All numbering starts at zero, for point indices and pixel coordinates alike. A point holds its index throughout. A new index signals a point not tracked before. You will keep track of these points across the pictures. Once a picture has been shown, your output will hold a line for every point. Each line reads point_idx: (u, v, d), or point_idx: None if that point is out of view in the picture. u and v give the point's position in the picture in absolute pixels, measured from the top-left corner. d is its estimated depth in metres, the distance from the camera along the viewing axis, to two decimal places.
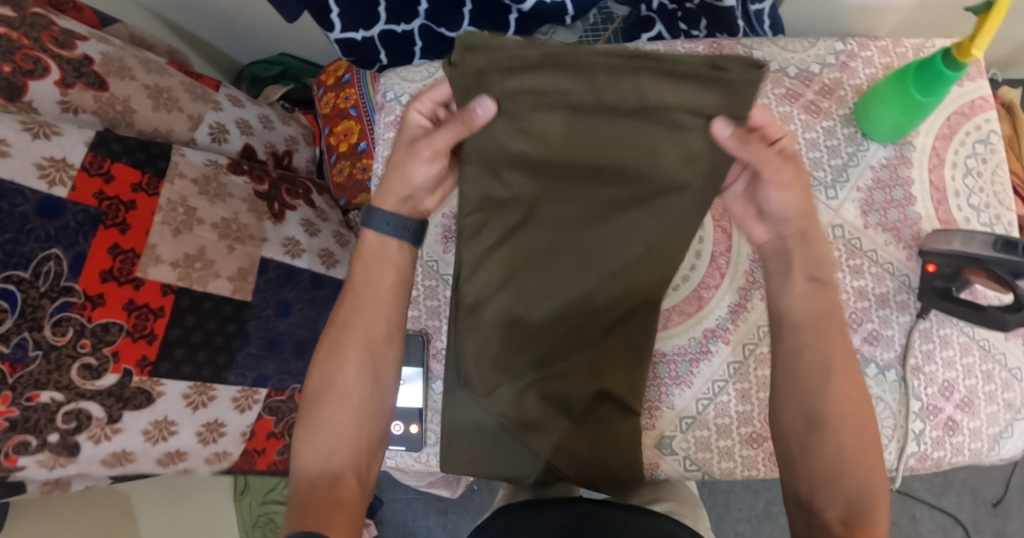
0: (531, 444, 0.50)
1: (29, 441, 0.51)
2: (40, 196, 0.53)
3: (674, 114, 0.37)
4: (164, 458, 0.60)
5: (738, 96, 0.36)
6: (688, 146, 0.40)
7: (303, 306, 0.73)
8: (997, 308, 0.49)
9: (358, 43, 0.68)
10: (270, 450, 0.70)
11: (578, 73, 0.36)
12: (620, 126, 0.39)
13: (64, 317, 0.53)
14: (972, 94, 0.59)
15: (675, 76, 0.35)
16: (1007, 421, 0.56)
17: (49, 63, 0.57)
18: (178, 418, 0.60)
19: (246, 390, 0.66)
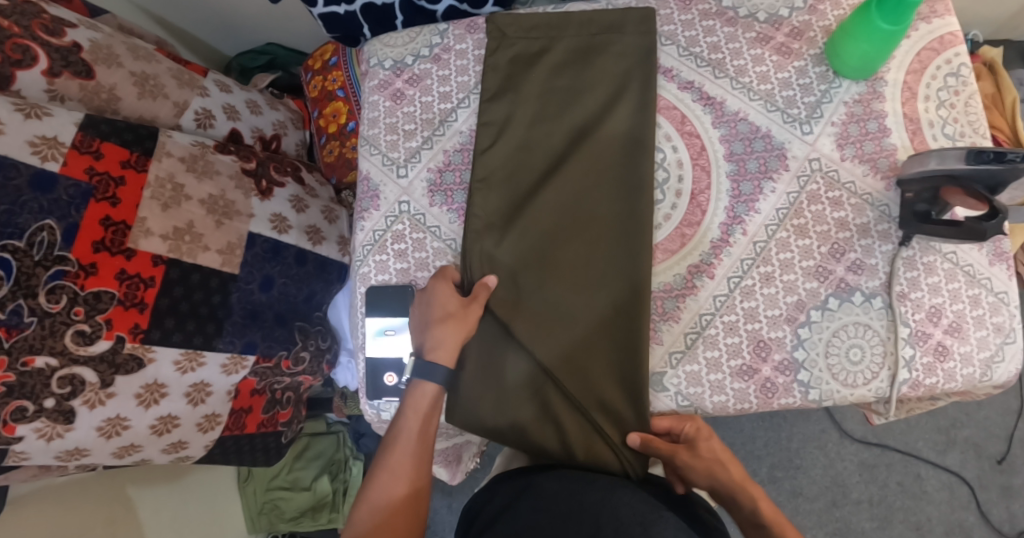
0: (536, 386, 0.53)
1: (26, 406, 0.52)
2: (33, 170, 0.54)
3: (615, 51, 0.58)
4: (157, 425, 0.63)
5: (647, 31, 0.57)
6: (628, 81, 0.57)
7: (284, 281, 0.74)
8: (973, 219, 0.50)
9: (341, 17, 0.72)
10: (256, 408, 0.75)
11: (554, 40, 0.59)
12: (583, 78, 0.58)
13: (58, 284, 0.54)
14: (940, 29, 0.60)
15: (610, 38, 0.58)
16: (997, 344, 0.56)
17: (38, 52, 0.59)
18: (168, 381, 0.63)
19: (235, 356, 0.69)
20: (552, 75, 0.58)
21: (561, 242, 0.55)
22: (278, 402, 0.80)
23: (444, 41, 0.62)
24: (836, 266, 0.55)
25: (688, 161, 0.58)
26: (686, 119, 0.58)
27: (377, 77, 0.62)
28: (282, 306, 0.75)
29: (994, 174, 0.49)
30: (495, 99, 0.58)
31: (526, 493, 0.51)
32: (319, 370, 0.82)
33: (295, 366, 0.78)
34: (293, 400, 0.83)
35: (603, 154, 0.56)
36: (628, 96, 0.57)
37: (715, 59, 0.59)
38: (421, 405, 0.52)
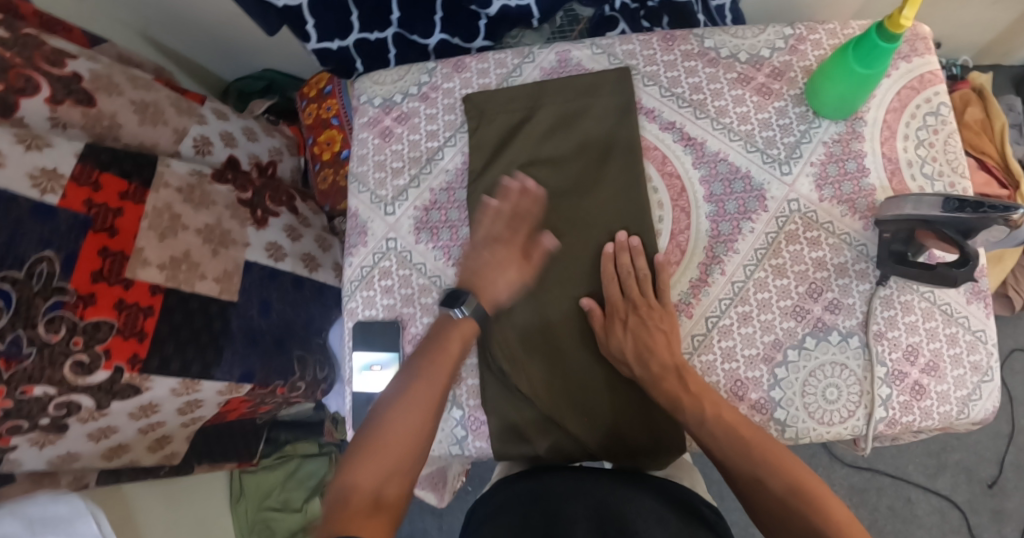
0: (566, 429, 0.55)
1: (21, 424, 0.54)
2: (32, 202, 0.55)
3: (596, 107, 0.60)
4: (145, 427, 0.66)
5: (624, 86, 0.59)
6: (615, 133, 0.59)
7: (284, 305, 0.76)
8: (946, 264, 0.50)
9: (334, 53, 0.74)
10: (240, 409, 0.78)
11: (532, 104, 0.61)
12: (571, 134, 0.59)
13: (57, 315, 0.54)
14: (919, 69, 0.61)
15: (587, 95, 0.60)
16: (974, 384, 0.57)
17: (40, 82, 0.60)
18: (162, 401, 0.64)
19: (231, 384, 0.69)
20: (540, 134, 0.60)
21: (565, 286, 0.58)
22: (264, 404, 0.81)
23: (432, 79, 0.64)
24: (813, 305, 0.56)
25: (669, 201, 0.59)
26: (667, 160, 0.60)
27: (366, 114, 0.64)
28: (281, 332, 0.75)
29: (968, 224, 0.48)
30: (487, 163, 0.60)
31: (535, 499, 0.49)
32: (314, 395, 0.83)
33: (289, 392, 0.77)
34: (280, 403, 0.82)
35: (597, 203, 0.58)
36: (618, 148, 0.58)
37: (697, 99, 0.60)
38: (462, 331, 0.54)
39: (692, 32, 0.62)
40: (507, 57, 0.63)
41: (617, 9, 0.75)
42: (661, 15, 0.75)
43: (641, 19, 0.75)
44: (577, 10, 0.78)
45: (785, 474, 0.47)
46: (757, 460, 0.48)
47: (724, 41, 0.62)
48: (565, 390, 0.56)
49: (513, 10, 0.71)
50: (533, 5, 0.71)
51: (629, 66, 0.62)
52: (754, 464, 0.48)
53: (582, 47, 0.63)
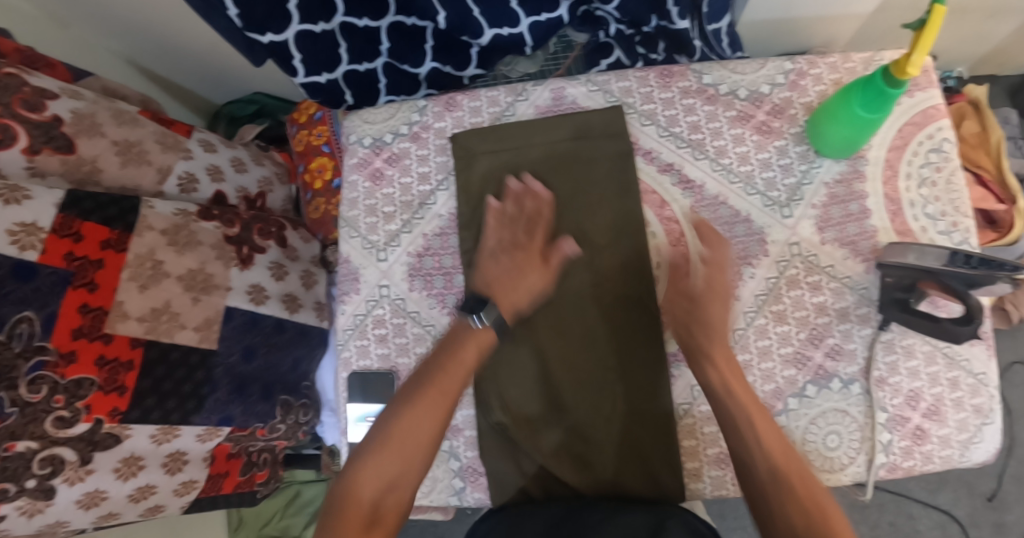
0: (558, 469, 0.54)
1: (7, 488, 0.51)
2: (13, 260, 0.53)
3: (590, 147, 0.58)
4: (136, 494, 0.63)
5: (618, 126, 0.58)
6: (611, 174, 0.58)
7: (266, 350, 0.75)
8: (950, 319, 0.50)
9: (323, 85, 0.72)
10: (233, 471, 0.76)
11: (525, 138, 0.59)
12: (564, 175, 0.58)
13: (39, 375, 0.53)
14: (922, 103, 0.60)
15: (580, 133, 0.59)
16: (976, 426, 0.56)
17: (17, 131, 0.57)
18: (145, 453, 0.63)
19: (210, 427, 0.69)
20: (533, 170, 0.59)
21: (562, 322, 0.56)
22: (255, 464, 0.81)
23: (423, 118, 0.62)
24: (814, 352, 0.56)
25: (667, 247, 0.58)
26: (665, 204, 0.58)
27: (357, 154, 0.62)
28: (269, 376, 0.76)
29: (971, 277, 0.48)
30: (474, 196, 0.59)
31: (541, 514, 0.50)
32: (295, 437, 0.83)
33: (271, 433, 0.78)
34: (270, 461, 0.84)
35: (595, 243, 0.57)
36: (613, 191, 0.57)
37: (695, 139, 0.59)
38: (475, 342, 0.52)
39: (691, 68, 0.60)
40: (500, 95, 0.62)
41: (612, 36, 0.75)
42: (657, 41, 0.73)
43: (636, 46, 0.74)
44: (571, 36, 0.77)
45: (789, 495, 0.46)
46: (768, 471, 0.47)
47: (724, 77, 0.60)
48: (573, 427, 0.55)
49: (506, 39, 0.70)
50: (526, 34, 0.69)
51: (625, 104, 0.60)
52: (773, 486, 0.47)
53: (577, 84, 0.61)
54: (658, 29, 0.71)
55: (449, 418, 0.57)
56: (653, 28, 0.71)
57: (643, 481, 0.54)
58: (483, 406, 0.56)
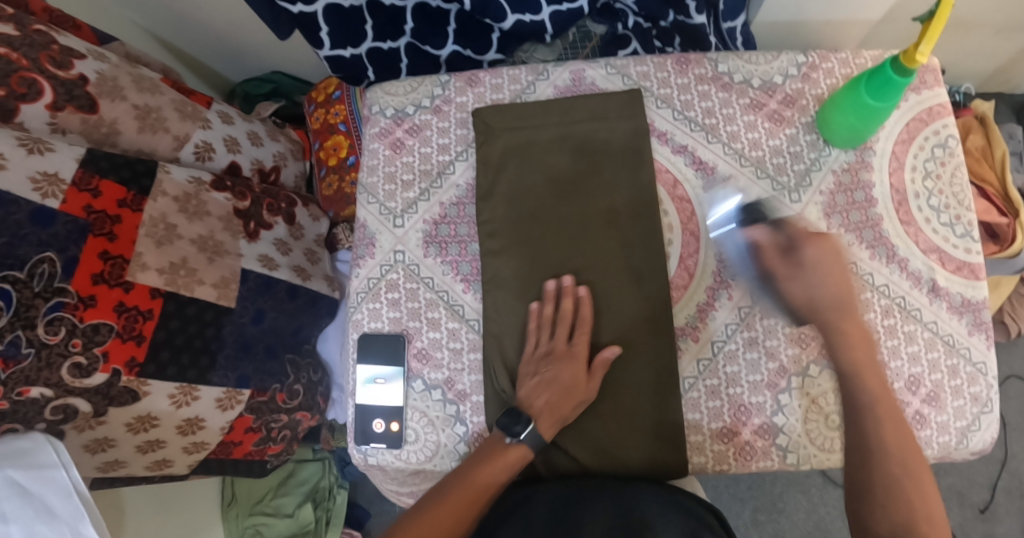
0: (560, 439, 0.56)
1: (16, 429, 0.53)
2: (32, 206, 0.54)
3: (605, 131, 0.60)
4: (145, 446, 0.65)
5: (634, 111, 0.60)
6: (626, 157, 0.59)
7: (276, 315, 0.76)
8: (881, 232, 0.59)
9: (347, 59, 0.73)
10: (247, 442, 0.76)
11: (542, 118, 0.60)
12: (580, 156, 0.60)
13: (57, 316, 0.54)
14: (928, 101, 0.62)
15: (596, 115, 0.60)
16: (974, 414, 0.57)
17: (43, 86, 0.59)
18: (161, 414, 0.64)
19: (229, 391, 0.70)
20: (549, 149, 0.60)
21: (573, 297, 0.57)
22: (271, 439, 0.80)
23: (445, 92, 0.64)
24: (817, 334, 0.57)
25: (679, 224, 0.59)
26: (677, 183, 0.60)
27: (378, 124, 0.64)
28: (273, 338, 0.76)
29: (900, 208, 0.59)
30: (492, 169, 0.60)
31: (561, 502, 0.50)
32: (314, 405, 0.84)
33: (290, 400, 0.79)
34: (288, 438, 0.84)
35: (605, 222, 0.58)
36: (627, 174, 0.59)
37: (709, 124, 0.61)
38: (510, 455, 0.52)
39: (707, 56, 0.62)
40: (521, 74, 0.64)
41: (629, 28, 0.77)
42: (673, 35, 0.76)
43: (653, 38, 0.77)
44: (590, 27, 0.78)
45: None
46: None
47: (738, 66, 0.62)
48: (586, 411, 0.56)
49: (527, 25, 0.72)
50: (547, 22, 0.71)
51: (642, 88, 0.62)
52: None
53: (596, 67, 0.63)
54: (675, 23, 0.73)
55: (458, 383, 0.57)
56: (670, 22, 0.74)
57: (647, 458, 0.54)
58: (490, 373, 0.56)
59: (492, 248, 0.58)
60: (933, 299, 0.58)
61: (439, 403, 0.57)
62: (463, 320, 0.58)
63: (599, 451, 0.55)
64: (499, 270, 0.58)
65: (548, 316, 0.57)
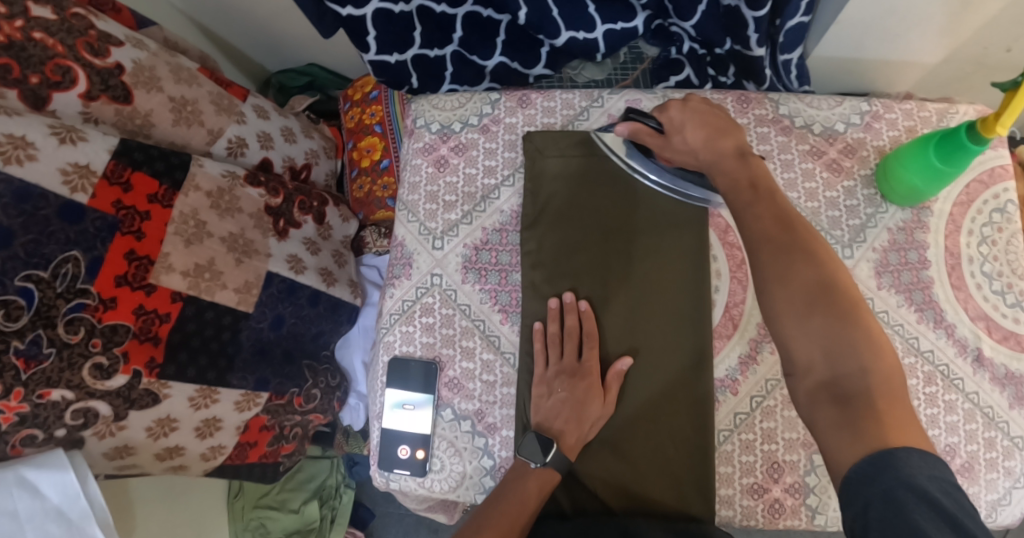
0: (586, 478, 0.55)
1: (36, 434, 0.52)
2: (62, 201, 0.53)
3: None
4: (163, 453, 0.63)
5: None
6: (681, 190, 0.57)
7: (295, 321, 0.74)
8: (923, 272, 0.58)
9: (391, 66, 0.70)
10: (262, 443, 0.74)
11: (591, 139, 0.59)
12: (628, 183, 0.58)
13: (77, 316, 0.53)
14: (991, 162, 0.60)
15: None
16: (1005, 488, 0.56)
17: (78, 75, 0.57)
18: (180, 416, 0.62)
19: (247, 394, 0.69)
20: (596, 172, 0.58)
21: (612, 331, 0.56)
22: (285, 438, 0.78)
23: (494, 111, 0.62)
24: None
25: (727, 270, 0.57)
26: (729, 229, 0.58)
27: (423, 139, 0.62)
28: (291, 343, 0.75)
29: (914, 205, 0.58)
30: (535, 184, 0.59)
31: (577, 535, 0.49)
32: (330, 408, 0.83)
33: (306, 404, 0.78)
34: (299, 436, 0.81)
35: (658, 239, 0.57)
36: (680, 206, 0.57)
37: (766, 169, 0.59)
38: (537, 480, 0.51)
39: (769, 97, 0.60)
40: (575, 98, 0.61)
41: (683, 53, 0.74)
42: (728, 65, 0.72)
43: (707, 66, 0.74)
44: (642, 49, 0.77)
45: (840, 301, 0.40)
46: (820, 274, 0.41)
47: (799, 110, 0.60)
48: (613, 437, 0.55)
49: (580, 43, 0.69)
50: (600, 41, 0.69)
51: None
52: (813, 286, 0.41)
53: (653, 98, 0.61)
54: (729, 52, 0.70)
55: (488, 416, 0.56)
56: (725, 51, 0.70)
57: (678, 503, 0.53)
58: (525, 405, 0.55)
59: (534, 277, 0.57)
60: (977, 369, 0.57)
61: (467, 435, 0.56)
62: (498, 352, 0.57)
63: (628, 495, 0.53)
64: (539, 303, 0.56)
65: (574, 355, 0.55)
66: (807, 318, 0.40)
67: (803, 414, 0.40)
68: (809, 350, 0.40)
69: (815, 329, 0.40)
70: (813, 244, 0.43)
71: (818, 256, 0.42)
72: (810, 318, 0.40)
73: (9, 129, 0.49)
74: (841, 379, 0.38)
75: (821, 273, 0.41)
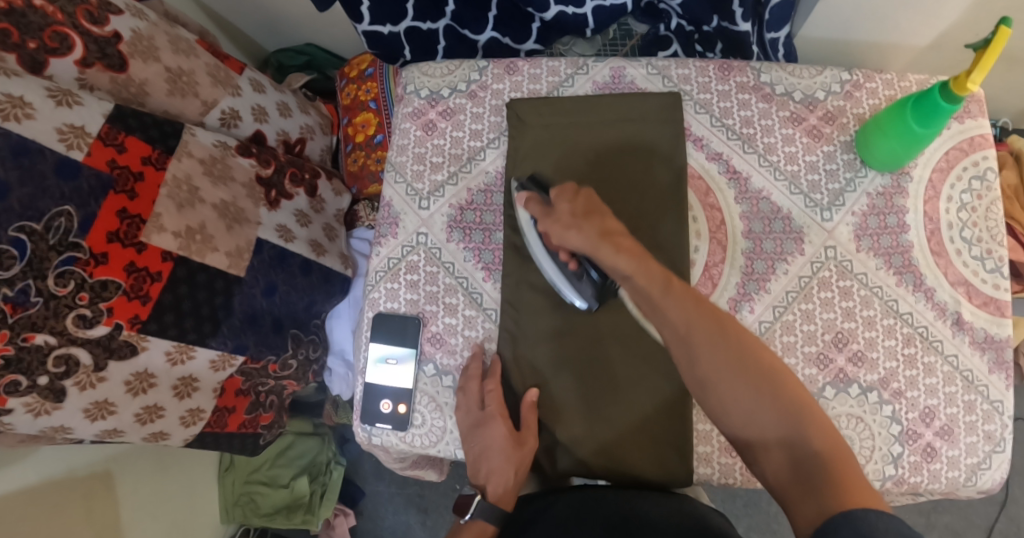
0: (566, 438, 0.55)
1: (20, 381, 0.52)
2: (58, 157, 0.54)
3: (636, 123, 0.59)
4: (142, 413, 0.64)
5: (673, 109, 0.59)
6: (661, 154, 0.58)
7: (286, 289, 0.75)
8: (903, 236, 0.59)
9: (384, 37, 0.72)
10: (240, 408, 0.77)
11: (572, 104, 0.60)
12: (608, 147, 0.59)
13: (68, 270, 0.54)
14: (971, 131, 0.61)
15: (630, 105, 0.59)
16: (986, 452, 0.56)
17: (75, 42, 0.59)
18: (158, 372, 0.64)
19: (224, 354, 0.69)
20: (576, 136, 0.59)
21: None
22: (261, 405, 0.81)
23: (482, 78, 0.63)
24: (837, 356, 0.56)
25: (706, 232, 0.59)
26: (710, 191, 0.59)
27: (412, 104, 0.63)
28: (281, 311, 0.76)
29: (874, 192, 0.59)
30: (517, 153, 0.60)
31: (577, 502, 0.50)
32: (304, 378, 0.84)
33: (282, 370, 0.79)
34: (275, 405, 0.84)
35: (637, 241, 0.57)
36: (660, 168, 0.58)
37: (747, 134, 0.60)
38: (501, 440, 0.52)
39: (750, 65, 0.61)
40: (561, 66, 0.63)
41: (671, 29, 0.76)
42: (715, 42, 0.73)
43: (695, 43, 0.75)
44: (632, 25, 0.79)
45: (770, 373, 0.44)
46: (748, 351, 0.44)
47: (781, 78, 0.61)
48: (591, 448, 0.54)
49: (570, 18, 0.71)
50: (589, 16, 0.70)
51: (682, 91, 0.61)
52: (747, 369, 0.44)
53: (637, 66, 0.62)
54: (717, 28, 0.71)
55: None
56: (712, 28, 0.71)
57: (655, 462, 0.53)
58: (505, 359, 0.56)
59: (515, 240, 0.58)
60: (956, 331, 0.57)
61: (449, 390, 0.57)
62: (481, 309, 0.58)
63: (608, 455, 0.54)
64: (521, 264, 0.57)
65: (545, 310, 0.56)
66: (753, 402, 0.43)
67: (775, 495, 0.42)
68: (764, 433, 0.42)
69: (757, 412, 0.43)
70: (731, 323, 0.46)
71: (737, 334, 0.45)
72: (755, 401, 0.43)
73: (8, 88, 0.51)
74: (802, 460, 0.40)
75: (747, 350, 0.44)
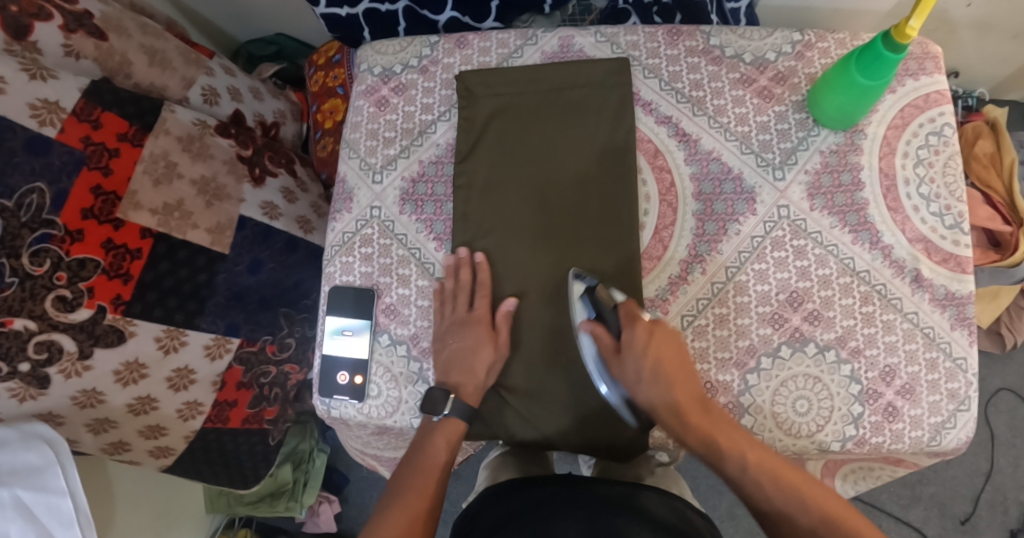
0: (523, 409, 0.55)
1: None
2: (28, 133, 0.54)
3: (579, 89, 0.59)
4: (135, 404, 0.63)
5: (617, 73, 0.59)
6: (604, 118, 0.58)
7: (273, 266, 0.77)
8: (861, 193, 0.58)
9: (342, 19, 0.74)
10: (241, 402, 0.76)
11: (515, 75, 0.60)
12: (551, 115, 0.59)
13: (43, 248, 0.53)
14: (927, 88, 0.60)
15: (573, 70, 0.59)
16: (950, 411, 0.54)
17: (53, 11, 0.59)
18: (149, 362, 0.63)
19: (218, 338, 0.70)
20: (520, 106, 0.60)
21: (538, 258, 0.56)
22: (265, 399, 0.80)
23: (433, 53, 0.64)
24: (791, 315, 0.56)
25: (656, 194, 0.59)
26: (659, 153, 0.60)
27: (365, 82, 0.64)
28: (269, 290, 0.77)
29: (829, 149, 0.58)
30: (467, 130, 0.60)
31: (566, 493, 0.47)
32: (303, 360, 0.85)
33: (280, 352, 0.80)
34: (280, 398, 0.83)
35: (583, 211, 0.57)
36: (603, 133, 0.58)
37: (696, 96, 0.60)
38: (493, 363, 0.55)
39: (699, 29, 0.61)
40: (510, 37, 0.63)
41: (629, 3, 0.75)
42: (674, 12, 0.73)
43: (653, 14, 0.75)
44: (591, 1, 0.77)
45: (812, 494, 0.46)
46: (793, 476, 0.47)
47: (731, 40, 0.61)
48: (576, 442, 0.54)
49: None
50: None
51: (631, 57, 0.61)
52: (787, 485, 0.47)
53: (585, 34, 0.62)
54: None
55: (423, 340, 0.58)
56: None
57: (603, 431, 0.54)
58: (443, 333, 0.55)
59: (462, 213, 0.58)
60: (915, 289, 0.56)
61: (403, 360, 0.57)
62: (433, 278, 0.58)
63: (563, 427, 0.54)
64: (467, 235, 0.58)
65: (487, 281, 0.56)
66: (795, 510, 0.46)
67: None
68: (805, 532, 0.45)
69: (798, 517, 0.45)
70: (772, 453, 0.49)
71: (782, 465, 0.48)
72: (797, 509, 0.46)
73: None
74: None
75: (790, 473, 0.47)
